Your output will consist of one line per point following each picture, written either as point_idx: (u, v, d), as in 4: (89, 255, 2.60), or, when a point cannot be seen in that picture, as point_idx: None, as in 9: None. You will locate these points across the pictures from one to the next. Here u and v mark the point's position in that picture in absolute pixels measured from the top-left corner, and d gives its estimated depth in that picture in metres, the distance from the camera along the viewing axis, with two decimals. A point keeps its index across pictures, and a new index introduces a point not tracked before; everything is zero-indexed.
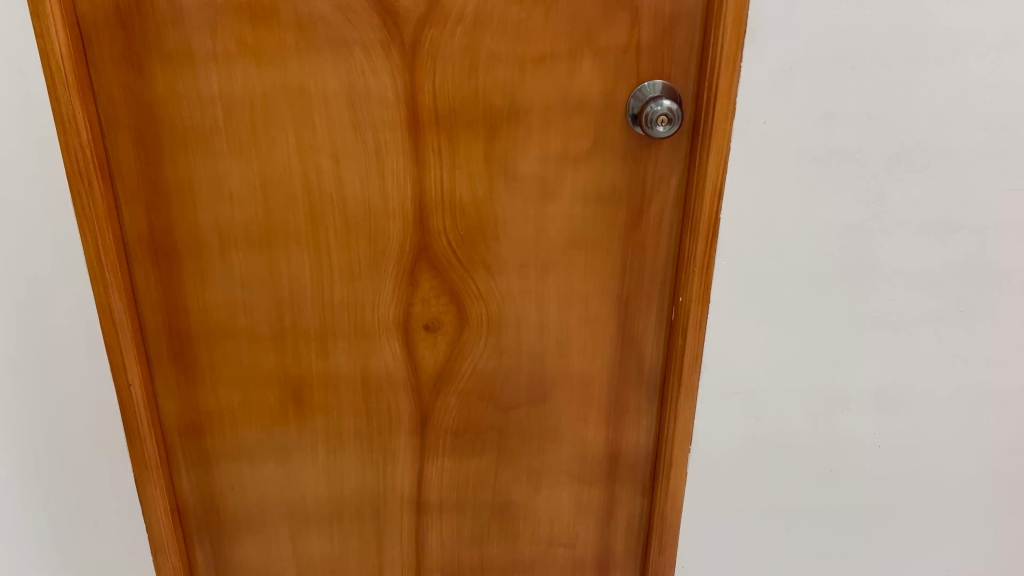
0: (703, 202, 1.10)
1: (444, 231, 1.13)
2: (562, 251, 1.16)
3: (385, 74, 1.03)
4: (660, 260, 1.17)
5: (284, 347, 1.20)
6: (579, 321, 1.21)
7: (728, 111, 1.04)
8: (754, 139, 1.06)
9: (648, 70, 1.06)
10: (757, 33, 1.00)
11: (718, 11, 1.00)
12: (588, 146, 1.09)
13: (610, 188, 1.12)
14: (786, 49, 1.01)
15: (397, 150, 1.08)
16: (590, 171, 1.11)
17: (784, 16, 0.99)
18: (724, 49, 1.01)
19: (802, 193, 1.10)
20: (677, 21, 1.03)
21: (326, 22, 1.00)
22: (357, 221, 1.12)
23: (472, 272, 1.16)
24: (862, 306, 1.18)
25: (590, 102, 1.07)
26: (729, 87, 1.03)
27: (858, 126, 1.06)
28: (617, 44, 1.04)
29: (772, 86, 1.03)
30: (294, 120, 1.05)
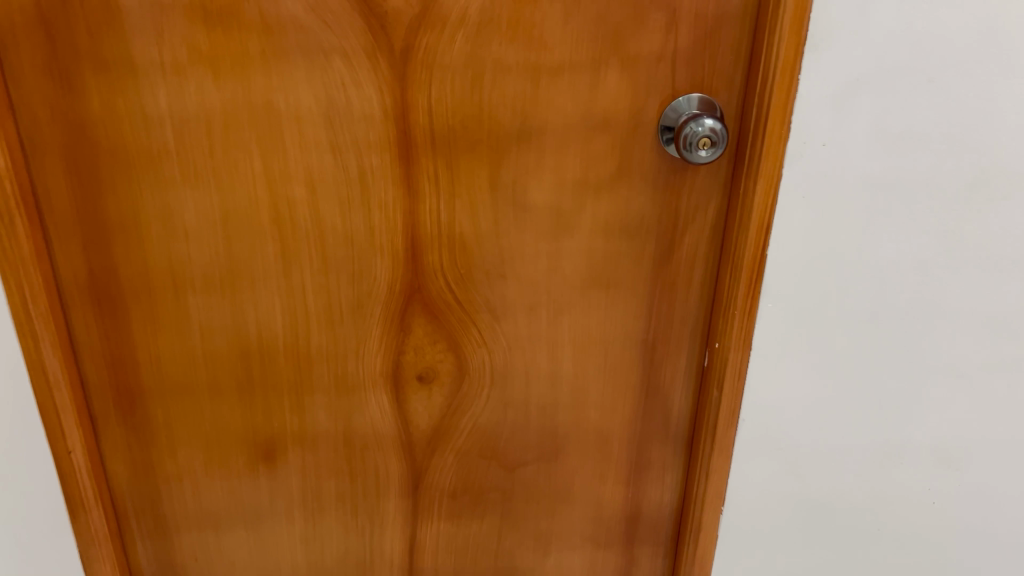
0: (748, 236, 0.93)
1: (440, 270, 0.96)
2: (578, 291, 0.99)
3: (371, 86, 0.86)
4: (692, 300, 1.01)
5: (253, 403, 1.03)
6: (598, 369, 1.05)
7: (781, 133, 0.87)
8: (810, 164, 0.89)
9: (685, 82, 0.88)
10: (819, 39, 0.83)
11: (773, 14, 0.82)
12: (612, 170, 0.92)
13: (636, 219, 0.96)
14: (854, 57, 0.84)
15: (385, 176, 0.90)
16: (614, 201, 0.94)
17: (853, 19, 0.82)
18: (779, 59, 0.84)
19: (863, 225, 0.94)
20: (722, 25, 0.85)
21: (298, 26, 0.82)
22: (338, 260, 0.94)
23: (474, 316, 0.99)
24: (927, 352, 1.02)
25: (616, 120, 0.90)
26: (785, 103, 0.86)
27: (931, 149, 0.89)
28: (650, 52, 0.86)
29: (834, 101, 0.86)
30: (261, 143, 0.87)
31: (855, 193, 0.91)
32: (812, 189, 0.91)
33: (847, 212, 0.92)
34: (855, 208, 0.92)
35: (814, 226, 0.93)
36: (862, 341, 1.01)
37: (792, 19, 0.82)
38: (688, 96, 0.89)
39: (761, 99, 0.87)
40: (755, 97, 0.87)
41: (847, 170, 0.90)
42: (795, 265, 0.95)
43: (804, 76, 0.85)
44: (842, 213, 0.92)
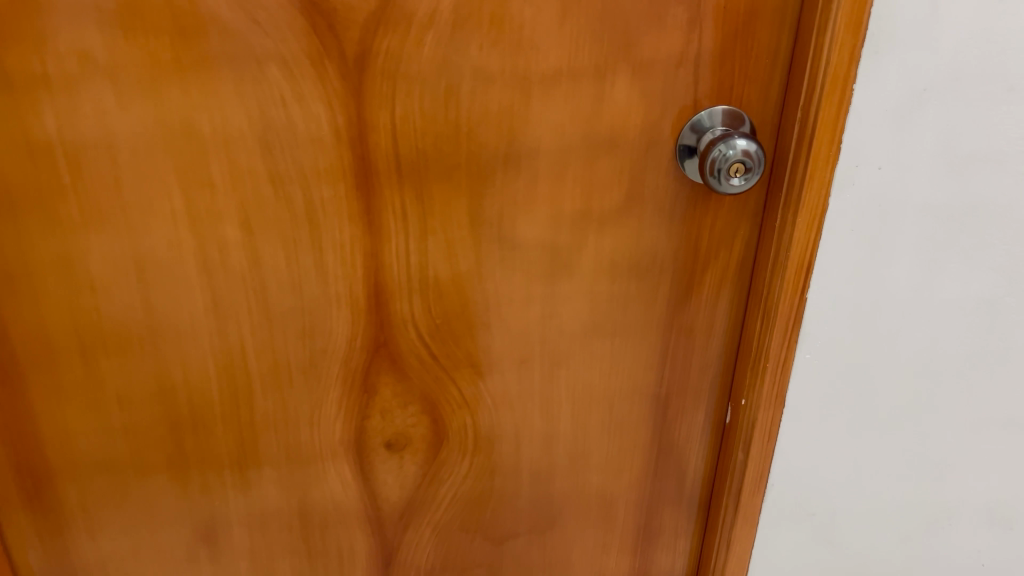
0: (784, 277, 0.77)
1: (411, 322, 0.79)
2: (578, 341, 0.83)
3: (318, 102, 0.68)
4: (713, 347, 0.85)
5: (188, 480, 0.85)
6: (601, 429, 0.88)
7: (830, 155, 0.70)
8: (861, 191, 0.73)
9: (710, 93, 0.72)
10: (882, 40, 0.66)
11: (825, 9, 0.65)
12: (620, 200, 0.76)
13: (648, 257, 0.79)
14: (922, 63, 0.67)
15: (339, 212, 0.72)
16: (621, 235, 0.77)
17: (924, 16, 0.65)
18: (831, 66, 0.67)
19: (921, 260, 0.78)
20: (757, 21, 0.69)
21: (221, 27, 0.64)
22: (284, 313, 0.77)
23: (453, 373, 0.82)
24: (986, 406, 0.86)
25: (625, 140, 0.73)
26: (836, 120, 0.69)
27: (1007, 170, 0.73)
28: (668, 56, 0.69)
29: (894, 117, 0.70)
30: (181, 174, 0.69)
31: (913, 223, 0.75)
32: (862, 219, 0.74)
33: (902, 245, 0.76)
34: (912, 241, 0.76)
35: (863, 263, 0.77)
36: (912, 393, 0.85)
37: (850, 16, 0.64)
38: (713, 109, 0.72)
39: (806, 113, 0.70)
40: (798, 110, 0.70)
41: (905, 197, 0.74)
42: (838, 308, 0.79)
43: (859, 85, 0.68)
44: (897, 247, 0.77)
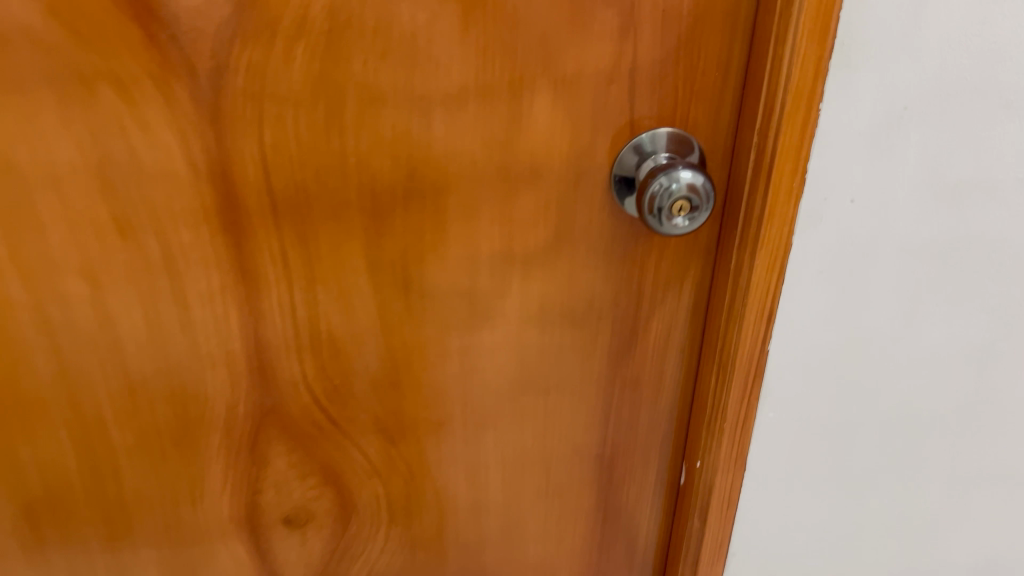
0: (742, 329, 0.65)
1: (303, 385, 0.66)
2: (506, 401, 0.71)
3: (166, 130, 0.55)
4: (662, 403, 0.73)
5: (51, 565, 0.73)
6: (536, 494, 0.77)
7: (793, 188, 0.59)
8: (831, 227, 0.61)
9: (649, 113, 0.60)
10: (853, 51, 0.54)
11: (784, 12, 0.53)
12: (546, 239, 0.64)
13: (583, 304, 0.67)
14: (901, 77, 0.55)
15: (205, 260, 0.60)
16: (550, 280, 0.65)
17: (905, 21, 0.53)
18: (791, 83, 0.55)
19: (901, 304, 0.66)
20: (702, 27, 0.57)
21: (34, 40, 0.51)
22: (148, 377, 0.64)
23: (358, 441, 0.70)
24: (975, 462, 0.75)
25: (549, 170, 0.61)
26: (800, 147, 0.57)
27: (1000, 199, 0.62)
28: (596, 70, 0.57)
29: (868, 140, 0.58)
30: (4, 218, 0.57)
31: (892, 262, 0.64)
32: (833, 260, 0.63)
33: (879, 287, 0.65)
34: (891, 282, 0.65)
35: (834, 310, 0.65)
36: (893, 453, 0.74)
37: (814, 22, 0.52)
38: (656, 132, 0.60)
39: (763, 138, 0.58)
40: (754, 134, 0.59)
41: (882, 233, 0.62)
42: (806, 360, 0.68)
43: (826, 104, 0.56)
44: (873, 290, 0.65)
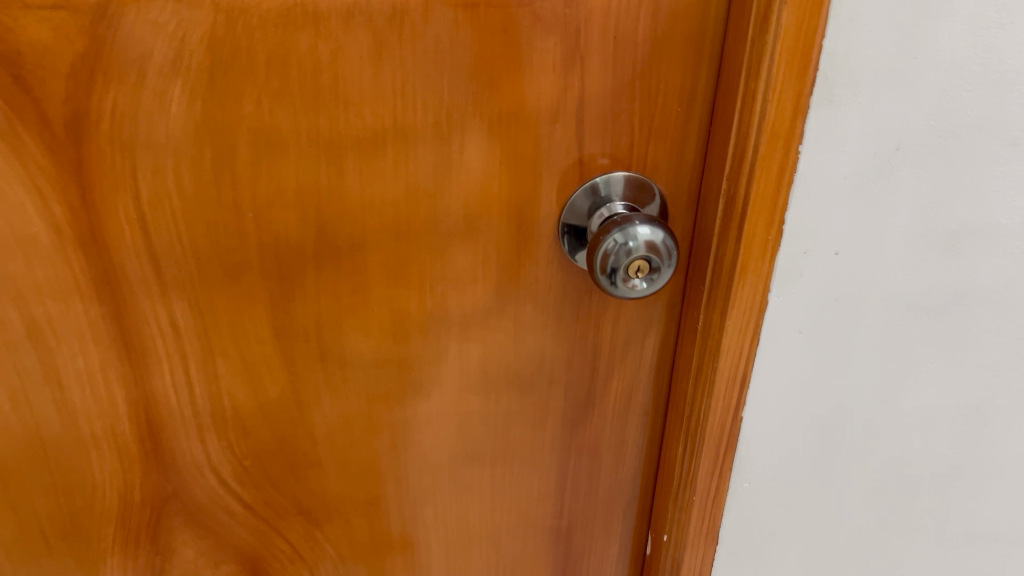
0: (712, 398, 0.56)
1: (208, 467, 0.57)
2: (447, 475, 0.62)
3: (19, 185, 0.46)
4: (626, 472, 0.65)
5: None
6: (487, 569, 0.68)
7: (767, 240, 0.50)
8: (813, 283, 0.53)
9: (603, 155, 0.51)
10: (838, 85, 0.46)
11: (756, 40, 0.45)
12: (486, 300, 0.55)
13: (532, 369, 0.58)
14: (893, 114, 0.47)
15: (79, 334, 0.51)
16: (493, 344, 0.57)
17: (896, 50, 0.45)
18: (766, 122, 0.46)
19: (894, 366, 0.58)
20: (661, 56, 0.48)
21: None
22: (22, 465, 0.55)
23: (277, 525, 0.61)
24: (976, 531, 0.67)
25: (485, 223, 0.52)
26: (776, 196, 0.48)
27: (1006, 248, 0.53)
28: (537, 106, 0.48)
29: (855, 186, 0.49)
30: None
31: (883, 321, 0.55)
32: (815, 320, 0.54)
33: (869, 347, 0.57)
34: (881, 342, 0.56)
35: (816, 373, 0.57)
36: (881, 521, 0.66)
37: (793, 53, 0.44)
38: (610, 177, 0.51)
39: (733, 183, 0.49)
40: (723, 179, 0.50)
41: (872, 288, 0.54)
42: (785, 426, 0.59)
43: (807, 146, 0.48)
44: (859, 351, 0.57)
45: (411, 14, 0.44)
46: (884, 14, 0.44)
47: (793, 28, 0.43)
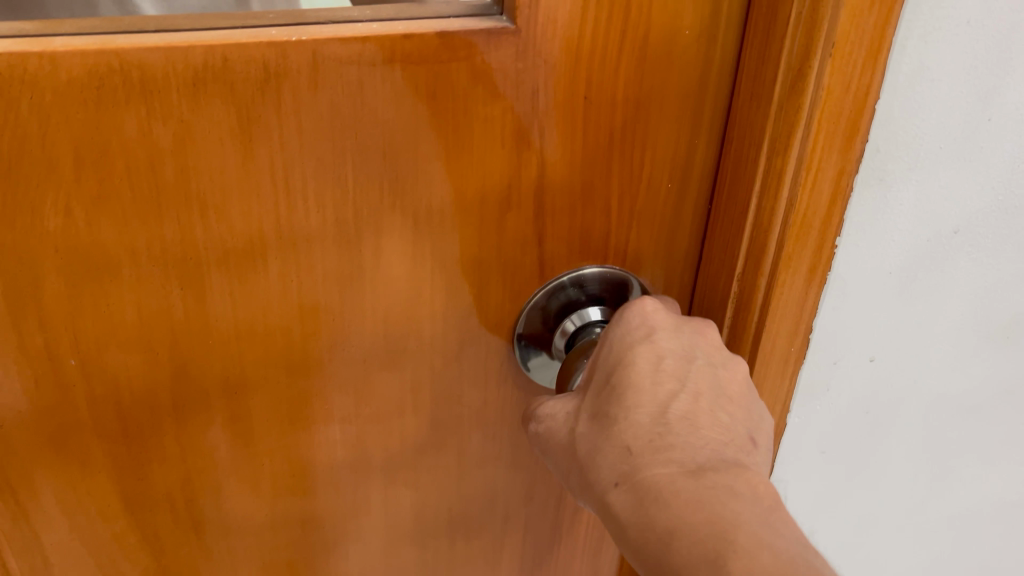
0: None
1: None
2: None
3: None
4: None
5: None
6: None
7: (790, 351, 0.38)
8: (840, 399, 0.41)
9: (572, 248, 0.38)
10: (892, 160, 0.33)
11: (785, 107, 0.31)
12: (418, 436, 0.41)
13: (482, 508, 0.45)
14: (954, 191, 0.35)
15: None
16: (429, 486, 0.43)
17: (966, 108, 0.33)
18: (794, 215, 0.33)
19: (925, 478, 0.47)
20: (645, 117, 0.35)
21: None
22: None
23: None
24: None
25: (414, 343, 0.38)
26: (804, 301, 0.36)
27: None
28: (481, 191, 0.35)
29: (902, 281, 0.38)
30: None
31: (918, 431, 0.44)
32: (841, 438, 0.43)
33: (899, 462, 0.45)
34: (913, 455, 0.45)
35: (841, 495, 0.46)
36: None
37: (837, 121, 0.31)
38: (591, 272, 0.38)
39: (747, 287, 0.36)
40: (732, 281, 0.36)
41: (908, 396, 0.42)
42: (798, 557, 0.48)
43: (846, 238, 0.35)
44: (892, 466, 0.45)
45: (292, 77, 0.30)
46: (956, 67, 0.32)
47: (838, 88, 0.31)
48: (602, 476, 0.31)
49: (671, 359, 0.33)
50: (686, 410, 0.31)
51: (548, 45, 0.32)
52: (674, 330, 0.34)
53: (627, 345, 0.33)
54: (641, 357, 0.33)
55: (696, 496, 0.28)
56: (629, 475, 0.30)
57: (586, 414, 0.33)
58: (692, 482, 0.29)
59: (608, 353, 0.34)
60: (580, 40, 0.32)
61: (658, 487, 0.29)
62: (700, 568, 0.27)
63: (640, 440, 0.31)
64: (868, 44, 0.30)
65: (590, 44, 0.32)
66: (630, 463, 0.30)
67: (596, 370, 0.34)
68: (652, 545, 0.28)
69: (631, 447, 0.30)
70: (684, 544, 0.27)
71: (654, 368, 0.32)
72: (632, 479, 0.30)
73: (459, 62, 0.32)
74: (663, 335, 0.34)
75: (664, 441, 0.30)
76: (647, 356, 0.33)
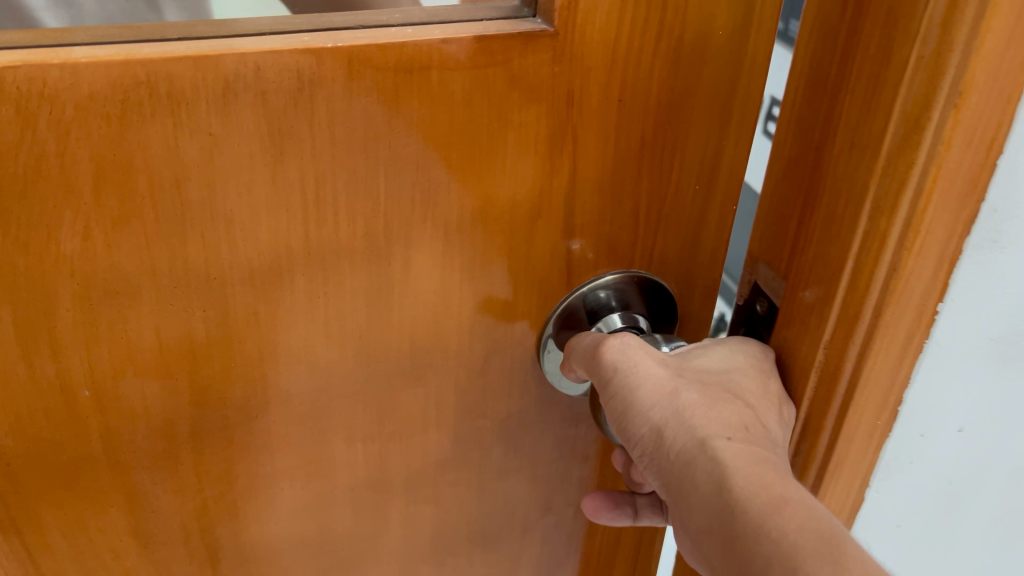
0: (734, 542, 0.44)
1: None
2: None
3: None
4: None
5: None
6: None
7: (873, 401, 0.37)
8: (926, 460, 0.42)
9: (600, 254, 0.37)
10: (1006, 222, 0.34)
11: (893, 163, 0.30)
12: (439, 450, 0.40)
13: (500, 519, 0.44)
14: None
15: None
16: (449, 500, 0.42)
17: None
18: (895, 277, 0.33)
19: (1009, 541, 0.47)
20: (676, 120, 0.34)
21: None
22: None
23: None
24: None
25: (440, 357, 0.37)
26: (893, 356, 0.36)
27: None
28: (513, 198, 0.34)
29: (1002, 341, 0.38)
30: None
31: (1006, 492, 0.45)
32: (922, 490, 0.43)
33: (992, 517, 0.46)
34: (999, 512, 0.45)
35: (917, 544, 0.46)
36: None
37: (951, 179, 0.31)
38: (625, 275, 0.38)
39: (835, 351, 0.35)
40: (818, 351, 0.35)
41: (996, 456, 0.43)
42: None
43: (950, 304, 0.36)
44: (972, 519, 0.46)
45: (326, 86, 0.29)
46: None
47: (957, 143, 0.30)
48: (710, 426, 0.32)
49: (769, 393, 0.36)
50: (777, 439, 0.34)
51: (584, 47, 0.31)
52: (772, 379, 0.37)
53: (739, 358, 0.36)
54: (749, 374, 0.36)
55: (806, 495, 0.30)
56: (743, 444, 0.32)
57: (691, 379, 0.35)
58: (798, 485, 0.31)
59: (721, 357, 0.36)
60: (615, 40, 0.31)
61: (772, 468, 0.31)
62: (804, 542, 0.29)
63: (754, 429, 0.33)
64: (995, 96, 0.29)
65: (626, 45, 0.32)
66: (745, 435, 0.32)
67: (702, 357, 0.36)
68: (763, 497, 0.30)
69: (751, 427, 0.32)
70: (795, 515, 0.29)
71: (761, 392, 0.35)
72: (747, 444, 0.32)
73: (496, 66, 0.30)
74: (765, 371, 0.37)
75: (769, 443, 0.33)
76: (758, 381, 0.36)
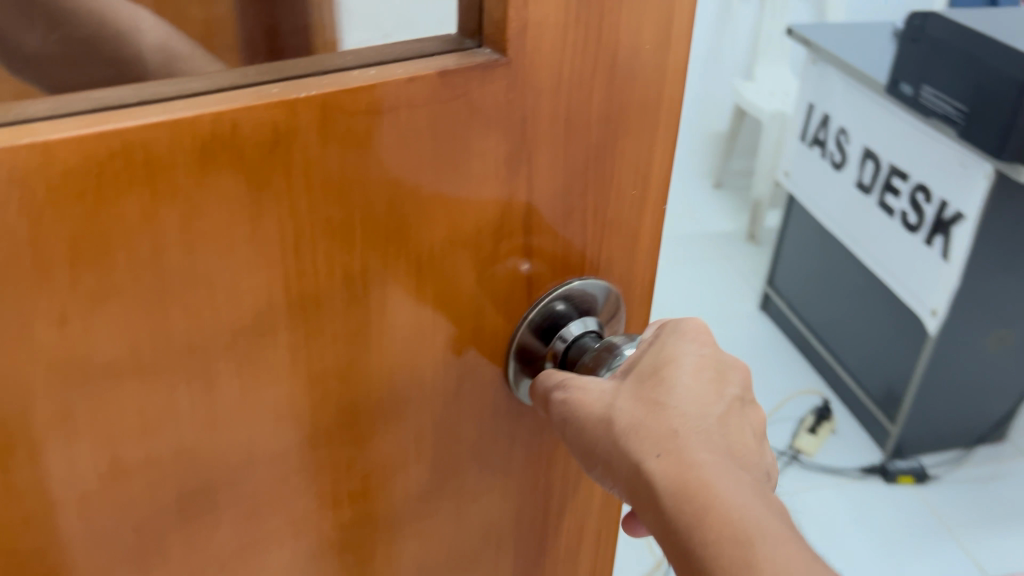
0: None
1: None
2: None
3: None
4: None
5: None
6: None
7: None
8: None
9: (558, 264, 0.38)
10: None
11: None
12: (420, 481, 0.40)
13: (477, 538, 0.44)
14: None
15: None
16: (429, 528, 0.42)
17: None
18: None
19: None
20: (617, 131, 0.36)
21: None
22: None
23: None
24: None
25: (418, 389, 0.37)
26: None
27: None
28: (480, 222, 0.35)
29: None
30: None
31: None
32: None
33: None
34: None
35: None
36: None
37: None
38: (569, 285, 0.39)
39: None
40: None
41: None
42: None
43: None
44: None
45: (301, 138, 0.28)
46: None
47: None
48: (640, 445, 0.34)
49: (708, 372, 0.36)
50: (719, 419, 0.35)
51: (536, 72, 0.32)
52: (713, 350, 0.38)
53: (671, 350, 0.37)
54: (681, 363, 0.36)
55: (732, 489, 0.32)
56: (671, 452, 0.33)
57: (624, 393, 0.36)
58: (729, 475, 0.32)
59: (655, 355, 0.37)
60: (561, 62, 0.33)
61: (699, 469, 0.32)
62: (727, 548, 0.31)
63: (682, 429, 0.34)
64: None
65: (572, 66, 0.33)
66: (673, 441, 0.33)
67: (639, 362, 0.37)
68: (687, 509, 0.32)
69: (677, 431, 0.34)
70: (718, 525, 0.31)
71: (694, 376, 0.36)
72: (674, 455, 0.33)
73: (457, 100, 0.31)
74: (700, 351, 0.37)
75: (702, 436, 0.34)
76: (693, 366, 0.36)
